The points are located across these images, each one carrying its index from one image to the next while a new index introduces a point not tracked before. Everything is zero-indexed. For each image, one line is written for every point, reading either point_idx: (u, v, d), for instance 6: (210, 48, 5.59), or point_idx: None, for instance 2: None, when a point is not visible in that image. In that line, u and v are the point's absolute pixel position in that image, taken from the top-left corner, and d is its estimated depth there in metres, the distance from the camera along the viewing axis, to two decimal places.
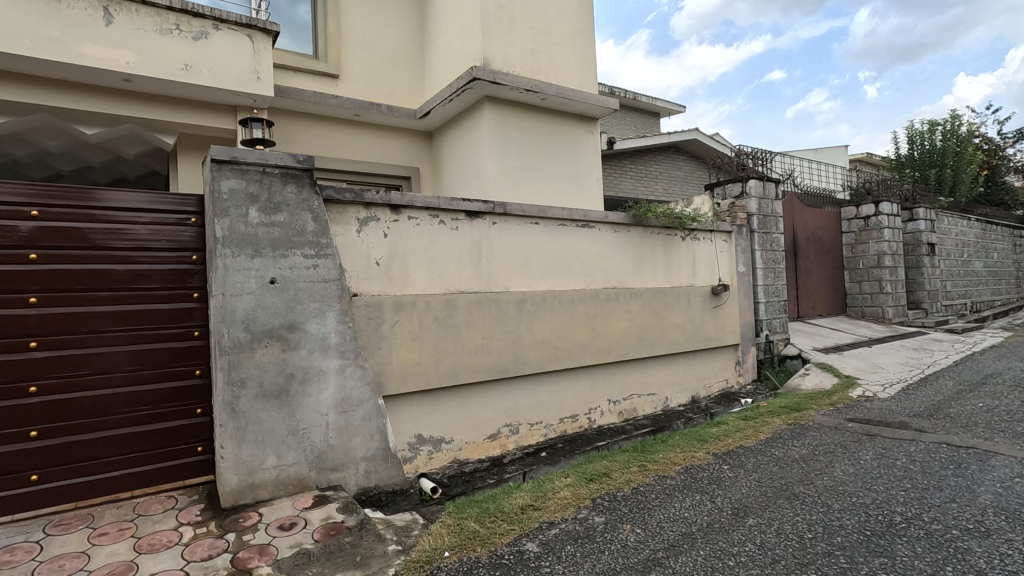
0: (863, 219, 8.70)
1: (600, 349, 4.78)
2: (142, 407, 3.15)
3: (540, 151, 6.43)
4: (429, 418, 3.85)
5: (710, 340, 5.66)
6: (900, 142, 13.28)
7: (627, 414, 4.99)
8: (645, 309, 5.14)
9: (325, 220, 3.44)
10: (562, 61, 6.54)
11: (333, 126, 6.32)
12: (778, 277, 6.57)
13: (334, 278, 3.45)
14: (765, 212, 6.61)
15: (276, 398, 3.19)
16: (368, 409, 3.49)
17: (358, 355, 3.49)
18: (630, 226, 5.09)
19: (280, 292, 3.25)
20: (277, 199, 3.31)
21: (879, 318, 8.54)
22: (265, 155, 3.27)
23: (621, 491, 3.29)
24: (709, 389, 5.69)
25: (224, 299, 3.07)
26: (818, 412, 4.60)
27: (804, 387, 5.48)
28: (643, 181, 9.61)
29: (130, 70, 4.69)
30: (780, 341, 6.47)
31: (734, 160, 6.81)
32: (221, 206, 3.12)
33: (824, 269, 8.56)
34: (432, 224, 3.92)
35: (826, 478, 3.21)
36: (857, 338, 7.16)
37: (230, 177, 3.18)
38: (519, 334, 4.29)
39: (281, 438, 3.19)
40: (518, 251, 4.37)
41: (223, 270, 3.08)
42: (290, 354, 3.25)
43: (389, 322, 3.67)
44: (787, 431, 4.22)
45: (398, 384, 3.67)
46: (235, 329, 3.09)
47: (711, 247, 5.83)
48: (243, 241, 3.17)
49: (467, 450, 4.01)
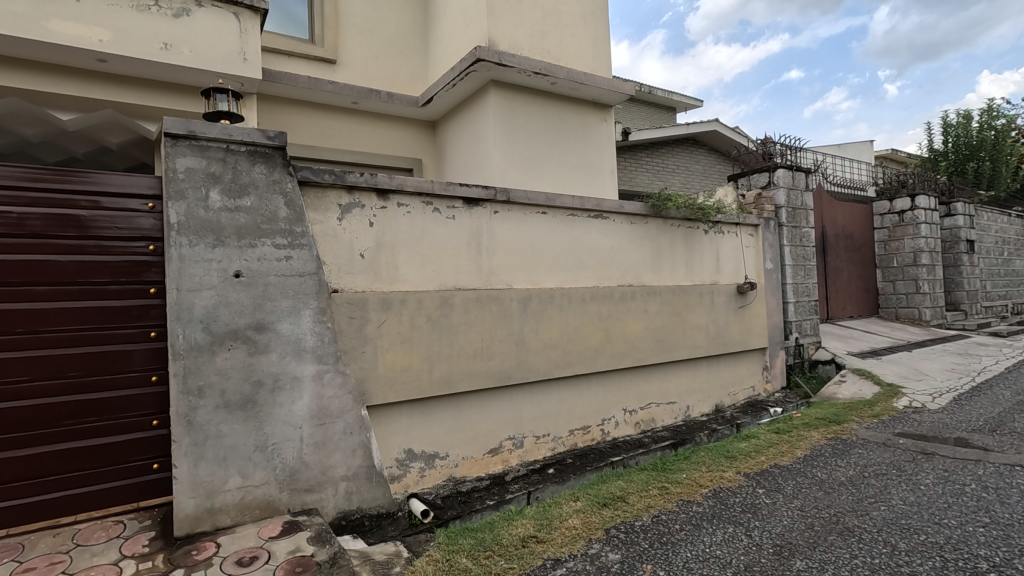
0: (897, 214, 8.16)
1: (615, 353, 4.31)
2: (88, 419, 2.73)
3: (549, 139, 5.97)
4: (421, 430, 3.41)
5: (735, 344, 5.17)
6: (932, 134, 12.66)
7: (645, 424, 4.51)
8: (664, 309, 4.66)
9: (300, 205, 3.02)
10: (573, 43, 6.08)
11: (329, 113, 5.93)
12: (809, 275, 6.04)
13: (311, 272, 3.03)
14: (794, 204, 6.07)
15: (240, 410, 2.77)
16: (349, 421, 3.06)
17: (338, 360, 3.06)
18: (648, 217, 4.62)
19: (246, 287, 2.83)
20: (243, 181, 2.89)
21: (914, 319, 7.95)
22: (229, 129, 2.86)
23: (639, 521, 2.83)
24: (734, 397, 5.19)
25: (180, 295, 2.66)
26: (861, 426, 4.09)
27: (841, 396, 4.95)
28: (660, 175, 9.13)
29: (104, 48, 4.30)
30: (811, 345, 5.94)
31: (759, 149, 6.30)
32: (176, 187, 2.71)
33: (855, 267, 8.00)
34: (424, 211, 3.49)
35: (884, 509, 2.72)
36: (894, 342, 6.61)
37: (187, 154, 2.76)
38: (525, 337, 3.84)
39: (246, 455, 2.77)
40: (523, 243, 3.93)
41: (177, 261, 2.67)
42: (258, 359, 2.83)
43: (375, 322, 3.24)
44: (828, 447, 3.72)
45: (385, 392, 3.24)
46: (193, 329, 2.68)
47: (737, 241, 5.35)
48: (203, 228, 2.75)
49: (464, 466, 3.57)
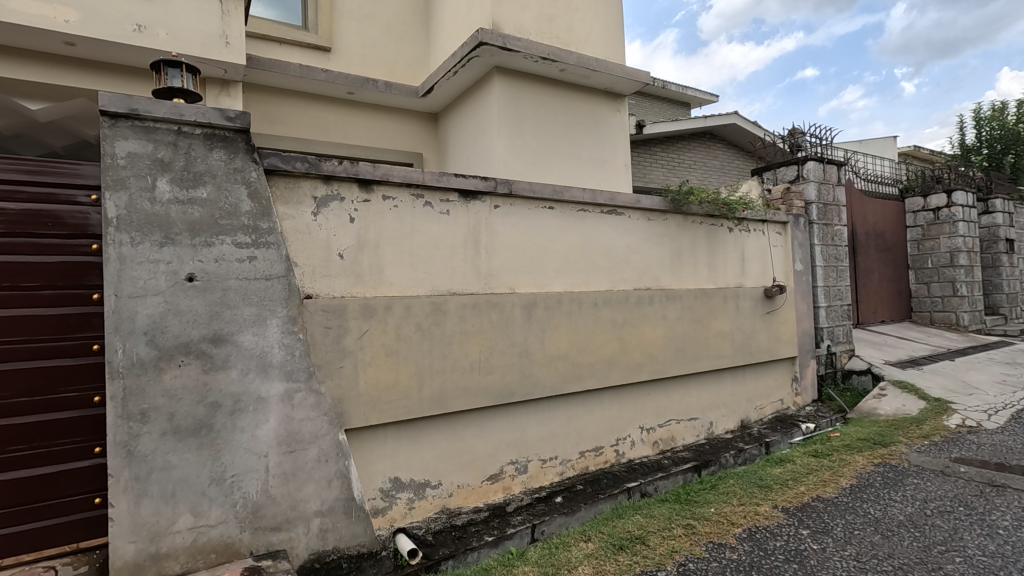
0: (931, 211, 7.61)
1: (630, 365, 3.86)
2: (16, 447, 2.33)
3: (558, 130, 5.52)
4: (409, 456, 2.99)
5: (763, 353, 4.69)
6: (963, 127, 12.08)
7: (663, 444, 4.06)
8: (685, 315, 4.21)
9: (267, 198, 2.62)
10: (584, 27, 5.63)
11: (323, 104, 5.54)
12: (841, 277, 5.54)
13: (280, 275, 2.62)
14: (825, 199, 5.55)
15: (193, 437, 2.36)
16: (324, 447, 2.64)
17: (311, 377, 2.64)
18: (667, 213, 4.17)
19: (200, 293, 2.42)
20: (197, 169, 2.48)
21: (951, 324, 7.41)
22: (180, 108, 2.44)
23: (663, 570, 2.39)
24: (761, 412, 4.72)
25: (119, 302, 2.26)
26: (912, 449, 3.61)
27: (883, 412, 4.45)
28: (675, 171, 8.66)
29: (70, 30, 3.78)
30: (844, 353, 5.43)
31: (786, 140, 5.79)
32: (115, 175, 2.30)
33: (887, 268, 7.47)
34: (414, 206, 3.07)
35: (963, 564, 2.25)
36: (934, 349, 6.08)
37: (129, 137, 2.35)
38: (529, 348, 3.40)
39: (199, 490, 2.36)
40: (526, 242, 3.49)
41: (116, 262, 2.26)
42: (215, 377, 2.42)
43: (355, 332, 2.83)
44: (876, 476, 3.25)
45: (366, 413, 2.82)
46: (135, 342, 2.28)
47: (764, 240, 4.87)
48: (149, 223, 2.34)
49: (459, 496, 3.14)
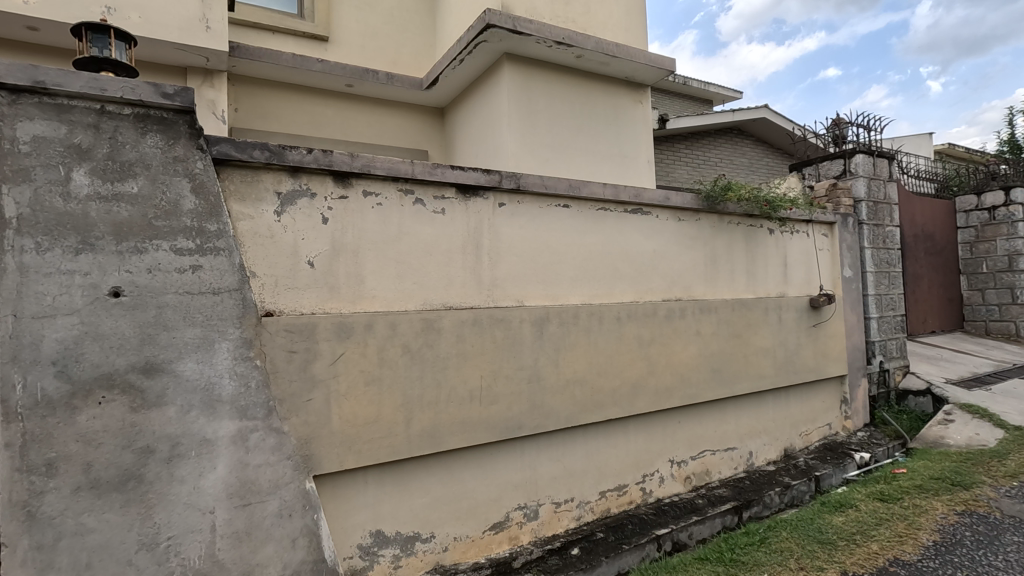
0: (986, 211, 6.93)
1: (659, 389, 3.32)
2: None
3: (574, 123, 5.01)
4: (396, 505, 2.50)
5: (809, 373, 4.11)
6: (1012, 122, 11.28)
7: (697, 479, 3.51)
8: (721, 330, 3.65)
9: (215, 195, 2.17)
10: (603, 8, 5.09)
11: (317, 98, 5.09)
12: (893, 284, 4.93)
13: (231, 288, 2.16)
14: (875, 198, 4.94)
15: (117, 492, 1.80)
16: (287, 498, 2.07)
17: (271, 413, 2.12)
18: (699, 213, 3.62)
19: (129, 311, 1.94)
20: (125, 157, 2.03)
21: (1009, 335, 6.74)
22: (103, 81, 2.00)
23: None
24: (807, 439, 4.14)
25: (19, 325, 1.78)
26: (998, 493, 3.03)
27: (953, 442, 3.85)
28: (700, 169, 8.08)
29: (28, 11, 3.21)
30: (898, 371, 4.82)
31: (829, 132, 5.20)
32: (16, 164, 1.85)
33: (937, 273, 6.81)
34: (402, 204, 2.57)
35: None
36: (999, 365, 5.43)
37: (36, 116, 1.90)
38: (541, 371, 2.88)
39: (124, 558, 1.75)
40: (536, 245, 2.97)
41: (16, 274, 1.80)
42: (146, 417, 1.90)
43: (328, 357, 2.34)
44: (965, 530, 2.68)
45: (341, 456, 2.33)
46: (37, 375, 1.78)
47: (808, 243, 4.30)
48: (61, 223, 1.88)
49: (456, 550, 2.64)
